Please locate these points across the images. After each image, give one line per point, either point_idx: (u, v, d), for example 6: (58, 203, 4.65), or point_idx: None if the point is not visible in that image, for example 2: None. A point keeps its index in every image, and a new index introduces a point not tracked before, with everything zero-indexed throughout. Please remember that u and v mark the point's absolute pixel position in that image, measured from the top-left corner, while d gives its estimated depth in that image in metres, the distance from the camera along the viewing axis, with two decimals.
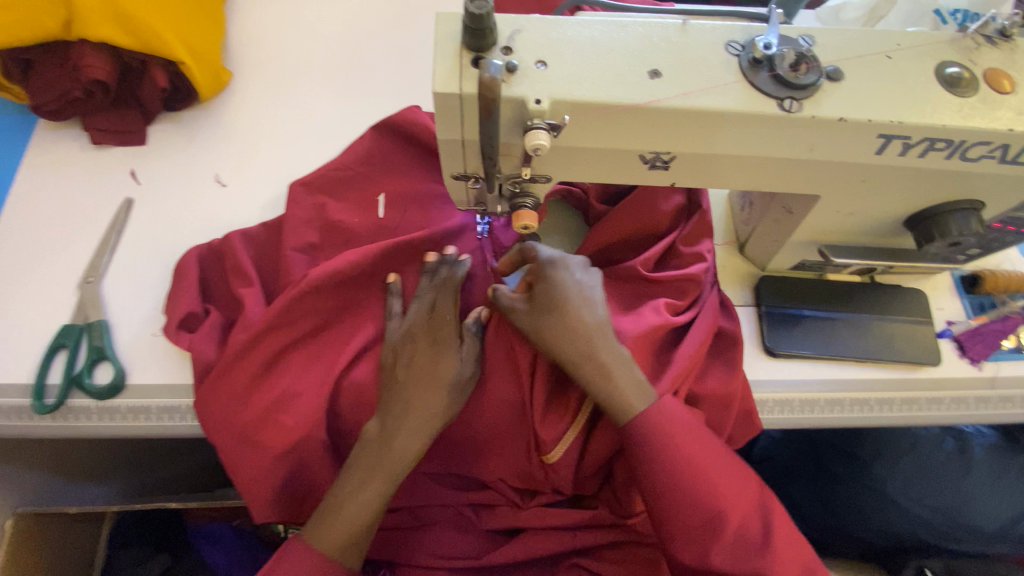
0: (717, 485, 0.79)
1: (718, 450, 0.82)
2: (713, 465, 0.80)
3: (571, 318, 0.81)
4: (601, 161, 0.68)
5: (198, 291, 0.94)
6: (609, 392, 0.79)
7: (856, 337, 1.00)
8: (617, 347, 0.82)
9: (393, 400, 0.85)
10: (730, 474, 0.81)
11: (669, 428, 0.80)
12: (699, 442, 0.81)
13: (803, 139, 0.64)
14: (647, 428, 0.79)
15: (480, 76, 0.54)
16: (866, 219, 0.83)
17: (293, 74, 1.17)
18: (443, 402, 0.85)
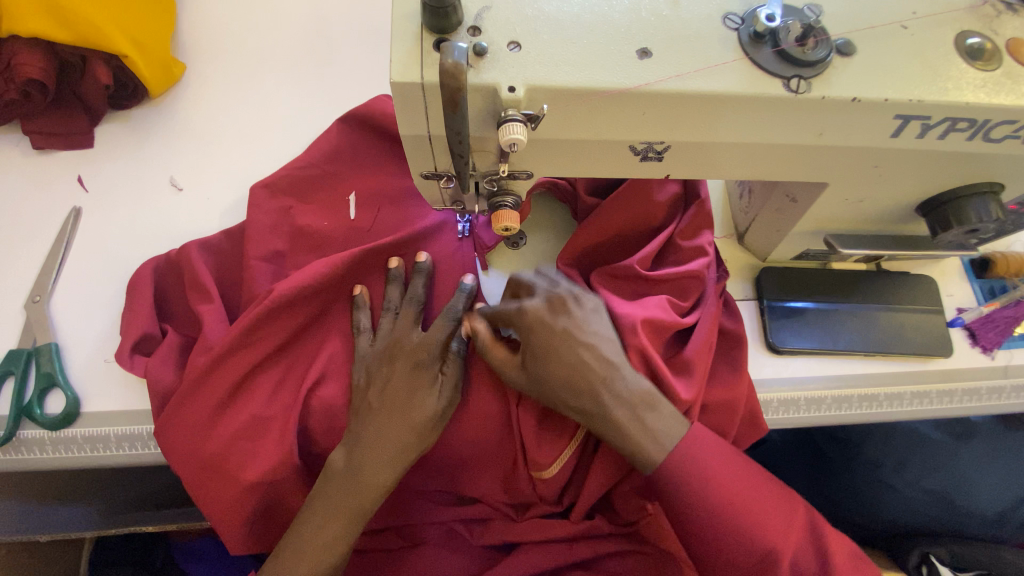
0: (767, 526, 0.73)
1: (764, 487, 0.76)
2: (762, 507, 0.74)
3: (575, 368, 0.77)
4: (587, 153, 0.61)
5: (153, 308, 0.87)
6: (628, 440, 0.75)
7: (864, 330, 0.94)
8: (630, 386, 0.76)
9: (363, 428, 0.78)
10: (779, 514, 0.74)
11: (707, 473, 0.74)
12: (741, 482, 0.74)
13: (812, 123, 0.57)
14: (681, 480, 0.73)
15: (442, 62, 0.46)
16: (876, 206, 0.76)
17: (252, 66, 1.08)
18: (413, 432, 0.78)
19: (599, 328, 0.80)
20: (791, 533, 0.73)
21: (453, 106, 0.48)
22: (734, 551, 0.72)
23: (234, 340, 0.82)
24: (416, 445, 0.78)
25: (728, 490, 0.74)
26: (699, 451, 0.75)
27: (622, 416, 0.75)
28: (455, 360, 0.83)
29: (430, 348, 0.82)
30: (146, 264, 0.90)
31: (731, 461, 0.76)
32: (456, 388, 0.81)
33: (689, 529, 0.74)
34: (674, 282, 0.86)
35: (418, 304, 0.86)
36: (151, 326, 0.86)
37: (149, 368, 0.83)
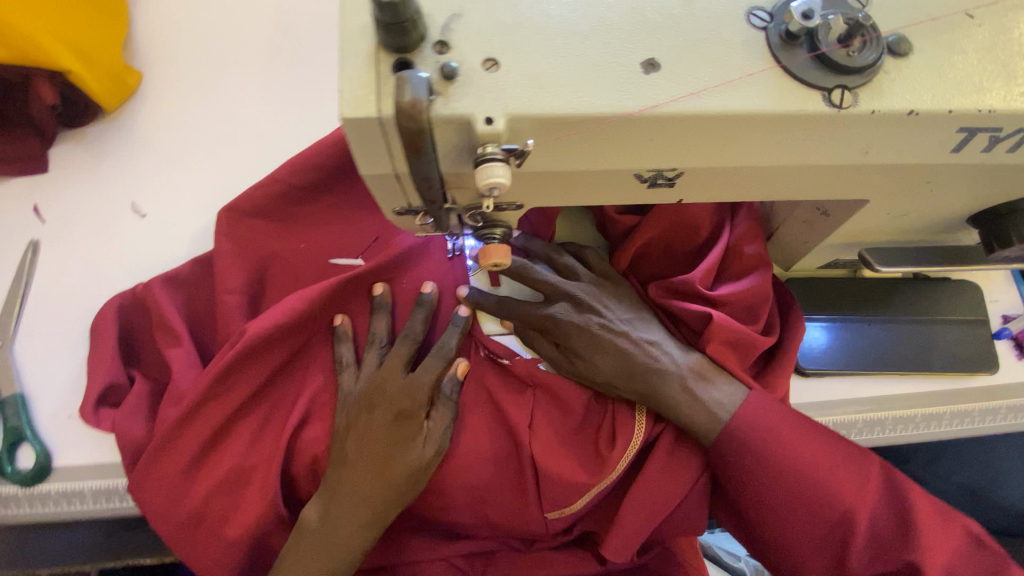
0: (841, 489, 0.68)
1: (831, 443, 0.71)
2: (834, 472, 0.68)
3: (616, 360, 0.74)
4: (585, 184, 0.51)
5: (119, 353, 0.80)
6: (684, 415, 0.72)
7: (901, 345, 0.85)
8: (676, 362, 0.74)
9: (341, 482, 0.72)
10: (852, 470, 0.69)
11: (774, 440, 0.70)
12: (809, 444, 0.70)
13: (856, 142, 0.47)
14: (746, 449, 0.70)
15: (398, 97, 0.37)
16: (921, 219, 0.66)
17: (217, 72, 0.98)
18: (390, 490, 0.71)
19: (626, 315, 0.77)
20: (827, 459, 0.69)
21: (416, 150, 0.39)
22: (804, 529, 0.68)
23: (205, 389, 0.75)
24: (398, 501, 0.72)
25: (795, 457, 0.69)
26: (760, 412, 0.71)
27: (668, 391, 0.72)
28: (445, 403, 0.75)
29: (415, 396, 0.72)
30: (109, 304, 0.82)
31: (797, 427, 0.71)
32: (444, 435, 0.74)
33: (758, 498, 0.70)
34: (736, 303, 0.77)
35: (412, 343, 0.76)
36: (118, 374, 0.79)
37: (117, 422, 0.77)
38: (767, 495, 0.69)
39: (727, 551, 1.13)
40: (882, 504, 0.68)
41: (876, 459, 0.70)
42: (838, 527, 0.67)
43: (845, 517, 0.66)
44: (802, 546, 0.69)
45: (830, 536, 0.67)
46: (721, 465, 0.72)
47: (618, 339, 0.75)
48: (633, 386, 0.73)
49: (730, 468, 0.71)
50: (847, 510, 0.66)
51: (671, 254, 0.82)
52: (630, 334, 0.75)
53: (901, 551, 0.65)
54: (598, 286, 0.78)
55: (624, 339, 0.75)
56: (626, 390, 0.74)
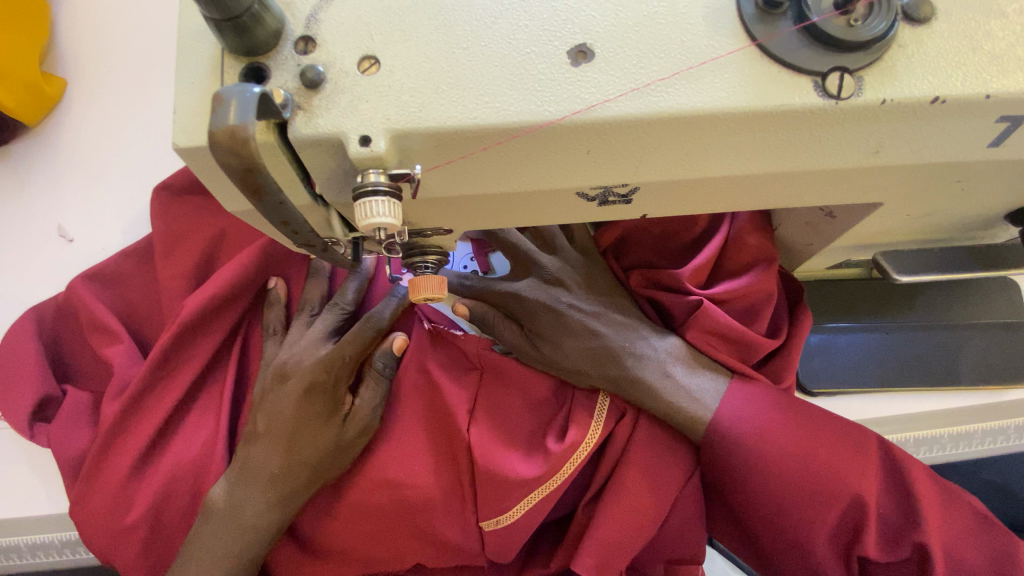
0: (836, 475, 0.54)
1: (825, 422, 0.57)
2: (834, 458, 0.55)
3: (585, 347, 0.62)
4: (520, 205, 0.41)
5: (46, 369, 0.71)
6: (664, 406, 0.59)
7: (925, 356, 0.74)
8: (655, 345, 0.62)
9: (252, 462, 0.61)
10: (851, 449, 0.55)
11: (761, 429, 0.57)
12: (802, 431, 0.57)
13: (861, 140, 0.36)
14: (731, 442, 0.57)
15: (215, 124, 0.27)
16: (950, 217, 0.54)
17: (149, 73, 0.89)
18: (308, 469, 0.61)
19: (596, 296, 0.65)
20: (816, 444, 0.56)
21: (255, 190, 0.29)
22: (808, 526, 0.55)
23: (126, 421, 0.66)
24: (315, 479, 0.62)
25: (785, 448, 0.56)
26: (741, 406, 0.59)
27: (647, 377, 0.60)
28: (375, 380, 0.64)
29: (331, 369, 0.60)
30: (23, 321, 0.73)
31: (783, 412, 0.58)
32: (371, 414, 0.63)
33: (748, 496, 0.57)
34: (736, 301, 0.64)
35: (341, 313, 0.66)
36: (49, 385, 0.71)
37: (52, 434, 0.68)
38: (760, 491, 0.56)
39: None
40: (892, 488, 0.55)
41: (878, 436, 0.57)
42: (845, 517, 0.54)
43: (852, 503, 0.54)
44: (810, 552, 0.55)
45: (835, 532, 0.54)
46: (710, 462, 0.59)
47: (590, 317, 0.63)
48: (606, 371, 0.61)
49: (716, 463, 0.59)
50: (856, 496, 0.53)
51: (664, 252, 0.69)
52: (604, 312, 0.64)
53: (917, 535, 0.52)
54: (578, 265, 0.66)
55: (598, 316, 0.63)
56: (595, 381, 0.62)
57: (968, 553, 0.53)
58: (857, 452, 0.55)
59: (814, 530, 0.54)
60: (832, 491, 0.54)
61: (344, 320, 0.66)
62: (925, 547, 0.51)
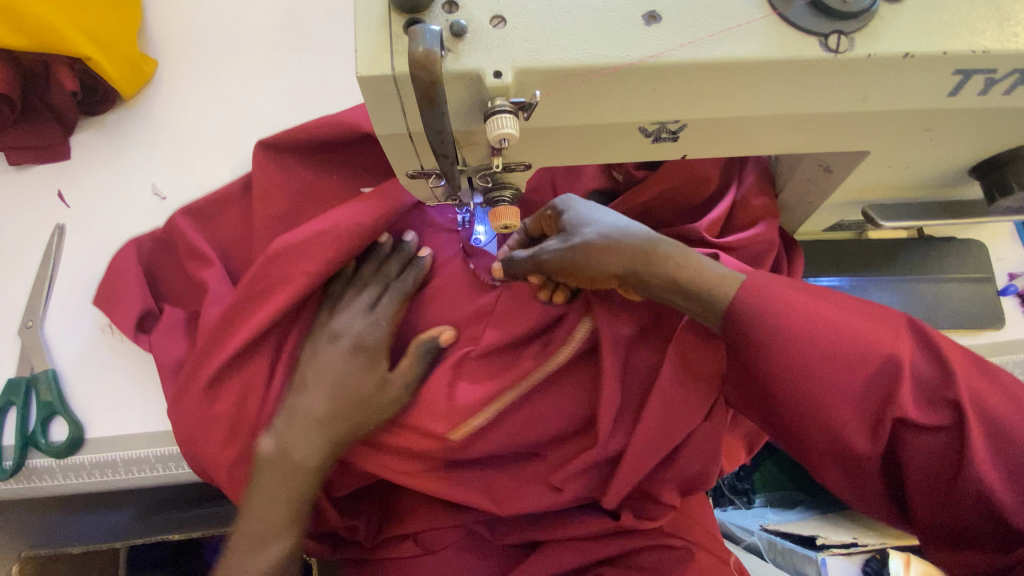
0: (865, 336, 0.54)
1: (848, 300, 0.57)
2: (856, 322, 0.55)
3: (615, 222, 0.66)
4: (593, 139, 0.53)
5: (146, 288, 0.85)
6: (688, 274, 0.61)
7: (909, 304, 0.86)
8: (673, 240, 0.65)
9: (299, 409, 0.68)
10: (877, 318, 0.55)
11: (782, 301, 0.56)
12: (825, 302, 0.56)
13: (854, 87, 0.49)
14: (749, 300, 0.57)
15: (411, 50, 0.39)
16: (924, 171, 0.67)
17: (231, 57, 1.01)
18: (425, 429, 0.72)
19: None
20: (844, 315, 0.55)
21: (429, 101, 0.41)
22: (834, 388, 0.53)
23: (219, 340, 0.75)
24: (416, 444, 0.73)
25: (809, 315, 0.55)
26: (765, 277, 0.59)
27: (670, 252, 0.62)
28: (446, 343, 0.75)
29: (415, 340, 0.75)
30: (126, 250, 0.86)
31: (804, 286, 0.58)
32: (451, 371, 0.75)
33: (771, 369, 0.55)
34: (741, 250, 0.76)
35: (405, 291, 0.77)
36: (149, 301, 0.84)
37: (155, 342, 0.81)
38: (783, 352, 0.55)
39: (740, 527, 1.18)
40: (922, 351, 0.53)
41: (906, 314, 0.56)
42: (873, 381, 0.52)
43: (883, 361, 0.52)
44: (844, 424, 0.53)
45: (868, 396, 0.53)
46: (726, 331, 0.58)
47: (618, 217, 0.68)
48: (635, 255, 0.63)
49: (734, 326, 0.57)
50: (889, 356, 0.52)
51: (681, 212, 0.81)
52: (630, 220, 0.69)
53: (954, 393, 0.50)
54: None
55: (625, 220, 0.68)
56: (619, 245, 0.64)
57: (997, 398, 0.50)
58: (881, 323, 0.55)
59: (839, 397, 0.53)
60: (860, 355, 0.53)
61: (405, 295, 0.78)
62: (960, 405, 0.50)
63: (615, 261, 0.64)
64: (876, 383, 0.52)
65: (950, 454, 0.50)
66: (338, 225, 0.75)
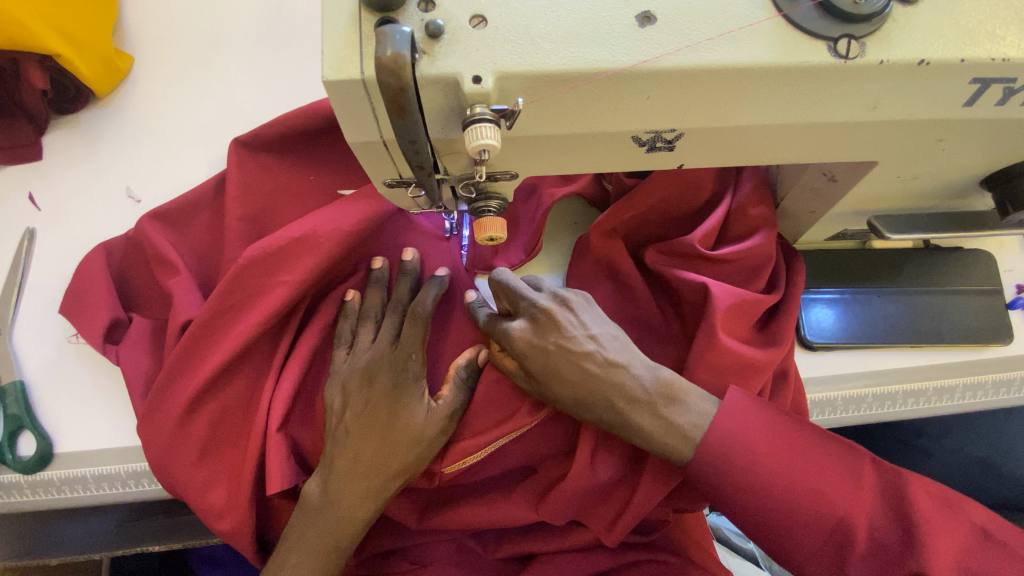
0: (830, 499, 0.58)
1: (824, 444, 0.61)
2: (823, 478, 0.59)
3: (580, 376, 0.64)
4: (582, 148, 0.49)
5: (114, 295, 0.81)
6: (651, 443, 0.63)
7: (912, 319, 0.83)
8: (642, 382, 0.64)
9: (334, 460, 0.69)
10: (845, 472, 0.59)
11: (750, 456, 0.60)
12: (795, 450, 0.60)
13: (863, 96, 0.45)
14: (722, 448, 0.61)
15: (378, 55, 0.35)
16: (933, 181, 0.64)
17: (209, 55, 0.97)
18: (395, 459, 0.68)
19: (596, 325, 0.67)
20: (815, 471, 0.59)
21: (399, 110, 0.37)
22: (795, 545, 0.59)
23: (198, 349, 0.74)
24: (398, 473, 0.69)
25: (778, 472, 0.59)
26: (736, 415, 0.62)
27: (635, 424, 0.63)
28: (458, 385, 0.72)
29: (410, 364, 0.71)
30: (95, 254, 0.83)
31: (780, 433, 0.61)
32: (450, 413, 0.70)
33: (737, 517, 0.61)
34: (738, 262, 0.73)
35: (401, 311, 0.75)
36: (117, 310, 0.81)
37: (123, 354, 0.78)
38: (750, 506, 0.60)
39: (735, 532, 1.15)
40: (886, 505, 0.58)
41: (871, 455, 0.61)
42: (832, 542, 0.57)
43: (841, 526, 0.57)
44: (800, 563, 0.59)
45: (825, 551, 0.58)
46: (699, 480, 0.62)
47: (580, 364, 0.64)
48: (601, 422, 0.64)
49: (705, 475, 0.61)
50: (846, 525, 0.57)
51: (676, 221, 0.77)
52: (594, 360, 0.64)
53: (913, 562, 0.54)
54: (583, 297, 0.70)
55: (590, 363, 0.64)
56: (587, 416, 0.65)
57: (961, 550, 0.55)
58: (846, 483, 0.58)
59: (801, 553, 0.59)
60: (821, 514, 0.58)
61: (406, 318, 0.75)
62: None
63: (584, 417, 0.66)
64: (836, 544, 0.57)
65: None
66: (315, 233, 0.72)
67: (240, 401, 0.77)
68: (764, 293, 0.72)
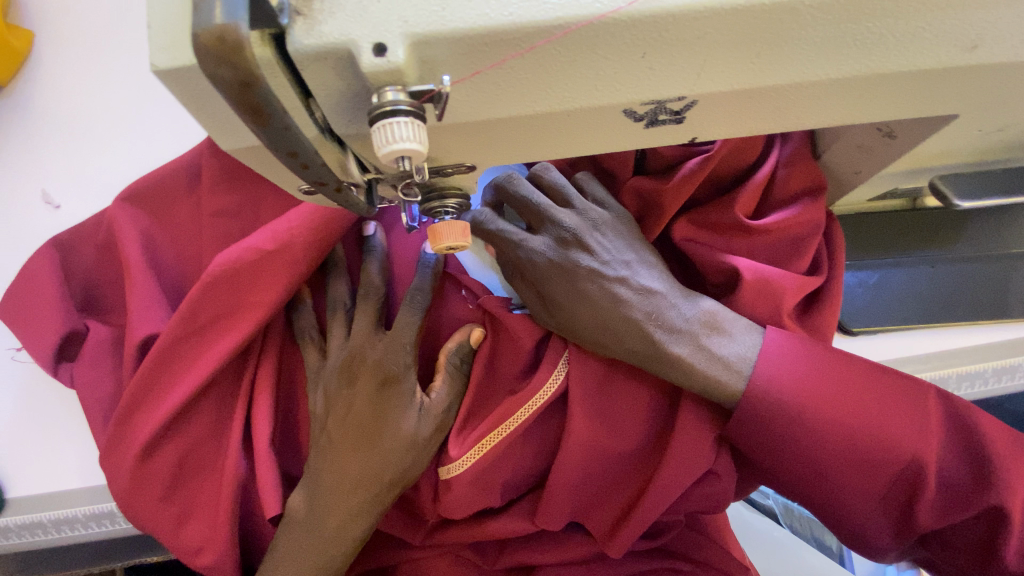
0: (894, 440, 0.47)
1: (883, 379, 0.49)
2: (884, 413, 0.48)
3: (616, 296, 0.52)
4: (555, 132, 0.35)
5: (69, 300, 0.65)
6: (688, 380, 0.51)
7: (972, 290, 0.69)
8: (687, 313, 0.52)
9: (321, 470, 0.57)
10: (908, 407, 0.48)
11: (804, 398, 0.49)
12: (850, 384, 0.49)
13: (958, 27, 0.32)
14: (772, 395, 0.49)
15: (196, 26, 0.22)
16: (1021, 132, 0.49)
17: (125, 30, 0.82)
18: (387, 470, 0.56)
19: (624, 248, 0.54)
20: (879, 414, 0.48)
21: (252, 110, 0.24)
22: (858, 495, 0.49)
23: (153, 390, 0.57)
24: (391, 486, 0.57)
25: (834, 412, 0.48)
26: (782, 355, 0.50)
27: (676, 359, 0.51)
28: (452, 376, 0.58)
29: (393, 359, 0.56)
30: (42, 253, 0.65)
31: (832, 370, 0.50)
32: (445, 411, 0.58)
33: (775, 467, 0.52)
34: (780, 238, 0.56)
35: (375, 298, 0.59)
36: (71, 319, 0.65)
37: (78, 375, 0.63)
38: (805, 460, 0.49)
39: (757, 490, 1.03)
40: (954, 439, 0.48)
41: (936, 386, 0.50)
42: (898, 484, 0.48)
43: (909, 469, 0.47)
44: (862, 515, 0.50)
45: (890, 494, 0.48)
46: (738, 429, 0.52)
47: (615, 286, 0.52)
48: (638, 357, 0.52)
49: (757, 422, 0.50)
50: (914, 465, 0.47)
51: (715, 186, 0.59)
52: (631, 280, 0.52)
53: (988, 499, 0.46)
54: (625, 218, 0.56)
55: (626, 284, 0.52)
56: (615, 351, 0.52)
57: None
58: (905, 417, 0.48)
59: (865, 502, 0.49)
60: (888, 458, 0.47)
61: (381, 304, 0.59)
62: (1000, 511, 0.45)
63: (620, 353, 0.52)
64: (907, 487, 0.48)
65: (977, 547, 0.48)
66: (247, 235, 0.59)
67: (209, 431, 0.60)
68: (806, 277, 0.57)
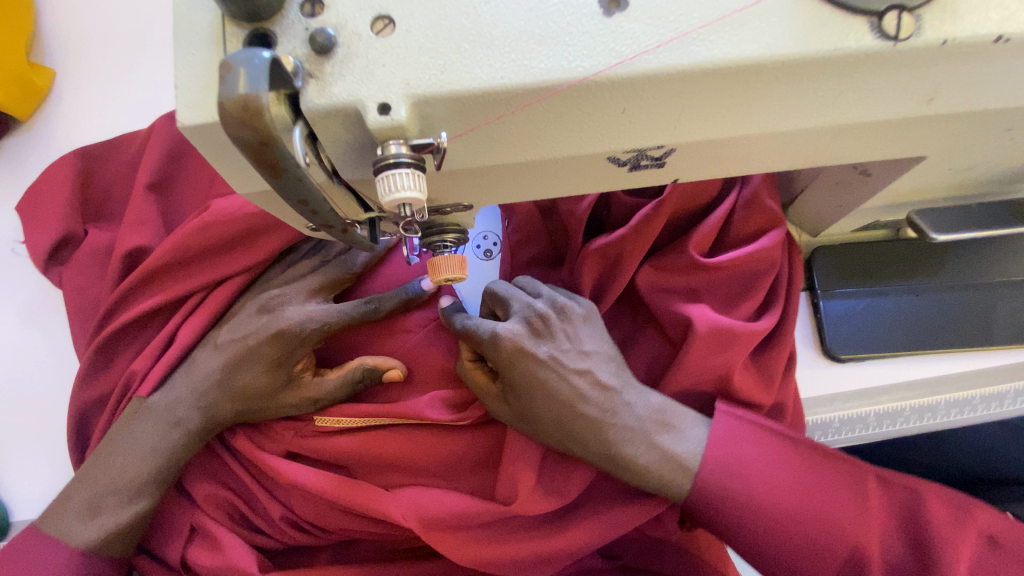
0: (839, 527, 0.50)
1: (823, 468, 0.53)
2: (828, 505, 0.51)
3: (578, 390, 0.53)
4: (544, 176, 0.38)
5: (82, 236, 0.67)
6: (644, 474, 0.53)
7: (955, 320, 0.71)
8: (642, 408, 0.54)
9: (198, 370, 0.58)
10: (850, 497, 0.51)
11: (752, 490, 0.51)
12: (799, 475, 0.52)
13: (913, 84, 0.35)
14: (723, 481, 0.52)
15: (223, 96, 0.25)
16: (989, 169, 0.51)
17: (141, 66, 0.86)
18: (239, 404, 0.57)
19: (589, 340, 0.56)
20: (827, 505, 0.51)
21: (266, 164, 0.26)
22: None
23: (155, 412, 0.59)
24: (237, 417, 0.58)
25: (784, 499, 0.51)
26: (731, 441, 0.54)
27: (636, 453, 0.53)
28: (344, 379, 0.57)
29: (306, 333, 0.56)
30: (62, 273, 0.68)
31: (779, 458, 0.53)
32: (317, 397, 0.57)
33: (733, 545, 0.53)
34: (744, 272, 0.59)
35: (339, 269, 0.59)
36: (71, 223, 0.66)
37: None
38: (762, 546, 0.51)
39: None
40: (895, 526, 0.51)
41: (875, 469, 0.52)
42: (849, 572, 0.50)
43: (854, 555, 0.50)
44: None
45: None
46: (697, 512, 0.54)
47: (575, 383, 0.53)
48: (601, 449, 0.53)
49: (712, 507, 0.52)
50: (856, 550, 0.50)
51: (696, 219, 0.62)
52: (593, 376, 0.54)
53: None
54: (589, 310, 0.57)
55: (588, 380, 0.54)
56: (572, 446, 0.54)
57: None
58: (846, 506, 0.51)
59: None
60: (833, 546, 0.50)
61: (342, 282, 0.59)
62: None
63: (580, 444, 0.53)
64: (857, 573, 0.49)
65: None
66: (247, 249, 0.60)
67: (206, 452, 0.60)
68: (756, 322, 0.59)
